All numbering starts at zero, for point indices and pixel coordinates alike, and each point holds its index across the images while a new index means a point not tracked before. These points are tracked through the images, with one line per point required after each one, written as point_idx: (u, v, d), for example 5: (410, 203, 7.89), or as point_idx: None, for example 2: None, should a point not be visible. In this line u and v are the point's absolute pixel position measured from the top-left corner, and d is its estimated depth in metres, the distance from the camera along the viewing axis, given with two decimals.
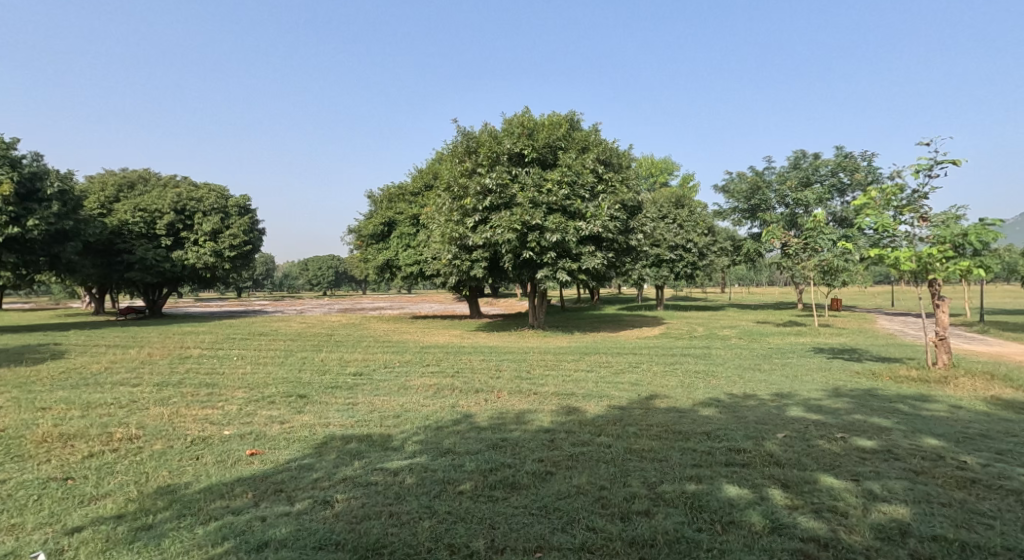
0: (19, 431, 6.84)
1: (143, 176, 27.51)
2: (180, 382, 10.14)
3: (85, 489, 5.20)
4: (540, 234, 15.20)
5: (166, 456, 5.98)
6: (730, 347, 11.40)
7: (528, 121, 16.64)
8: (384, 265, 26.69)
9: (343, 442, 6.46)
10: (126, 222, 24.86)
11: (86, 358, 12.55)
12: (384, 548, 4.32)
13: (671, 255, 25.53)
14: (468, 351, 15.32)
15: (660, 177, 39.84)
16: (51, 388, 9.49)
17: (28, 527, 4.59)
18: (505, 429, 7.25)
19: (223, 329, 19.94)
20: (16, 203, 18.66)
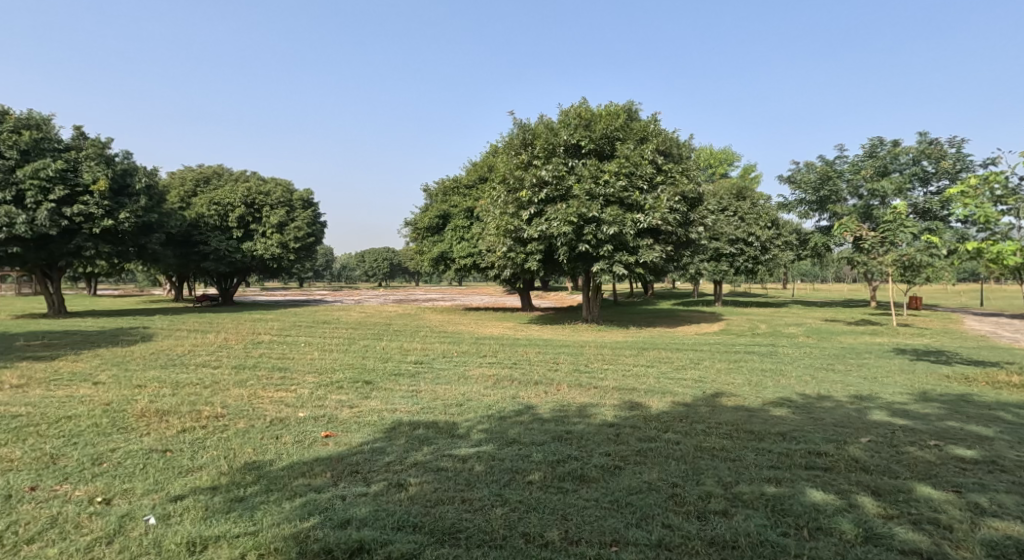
0: (120, 405, 7.28)
1: (217, 171, 28.65)
2: (256, 365, 10.59)
3: (183, 461, 5.48)
4: (597, 226, 15.09)
5: (251, 434, 6.24)
6: (798, 345, 11.05)
7: (585, 112, 16.46)
8: (438, 258, 26.91)
9: (412, 428, 6.60)
10: (202, 214, 26.10)
11: (168, 341, 13.22)
12: (461, 532, 4.40)
13: (731, 250, 24.93)
14: (524, 344, 15.38)
15: (719, 168, 38.89)
16: (142, 367, 10.06)
17: (138, 492, 4.88)
18: (571, 422, 7.26)
19: (290, 317, 20.63)
20: (109, 197, 19.79)
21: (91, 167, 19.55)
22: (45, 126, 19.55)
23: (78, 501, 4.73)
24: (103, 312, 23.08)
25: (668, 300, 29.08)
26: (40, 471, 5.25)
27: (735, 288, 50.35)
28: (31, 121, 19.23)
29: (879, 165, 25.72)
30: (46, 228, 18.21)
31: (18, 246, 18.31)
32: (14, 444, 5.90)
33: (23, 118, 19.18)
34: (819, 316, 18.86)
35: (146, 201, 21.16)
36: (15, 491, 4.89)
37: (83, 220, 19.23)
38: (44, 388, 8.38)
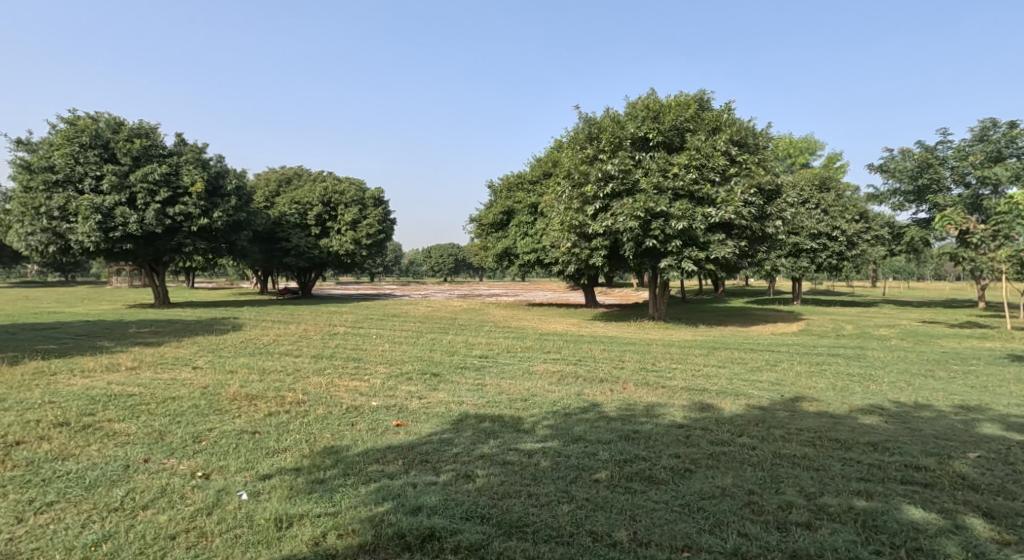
0: (215, 389, 8.02)
1: (298, 172, 29.76)
2: (333, 355, 11.11)
3: (269, 443, 5.91)
4: (664, 221, 14.62)
5: (329, 421, 6.65)
6: (891, 349, 10.29)
7: (654, 103, 15.87)
8: (503, 254, 26.94)
9: (479, 422, 6.69)
10: (284, 213, 27.30)
11: (255, 330, 13.88)
12: (527, 526, 4.42)
13: (813, 245, 23.79)
14: (589, 341, 15.12)
15: (799, 158, 37.35)
16: (233, 354, 10.82)
17: (232, 469, 5.30)
18: (638, 421, 7.11)
19: (363, 310, 21.17)
20: (204, 197, 20.79)
21: (189, 171, 20.56)
22: (153, 134, 20.86)
23: (183, 475, 5.19)
24: (192, 303, 24.40)
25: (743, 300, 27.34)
26: (150, 445, 5.83)
27: (816, 287, 47.98)
28: (142, 130, 20.47)
29: (991, 151, 23.95)
30: (153, 227, 19.48)
31: (128, 244, 19.66)
32: (128, 420, 6.62)
33: (135, 128, 20.50)
34: (916, 318, 17.53)
35: (236, 201, 22.15)
36: (129, 462, 5.42)
37: (183, 219, 20.35)
38: (152, 370, 9.40)
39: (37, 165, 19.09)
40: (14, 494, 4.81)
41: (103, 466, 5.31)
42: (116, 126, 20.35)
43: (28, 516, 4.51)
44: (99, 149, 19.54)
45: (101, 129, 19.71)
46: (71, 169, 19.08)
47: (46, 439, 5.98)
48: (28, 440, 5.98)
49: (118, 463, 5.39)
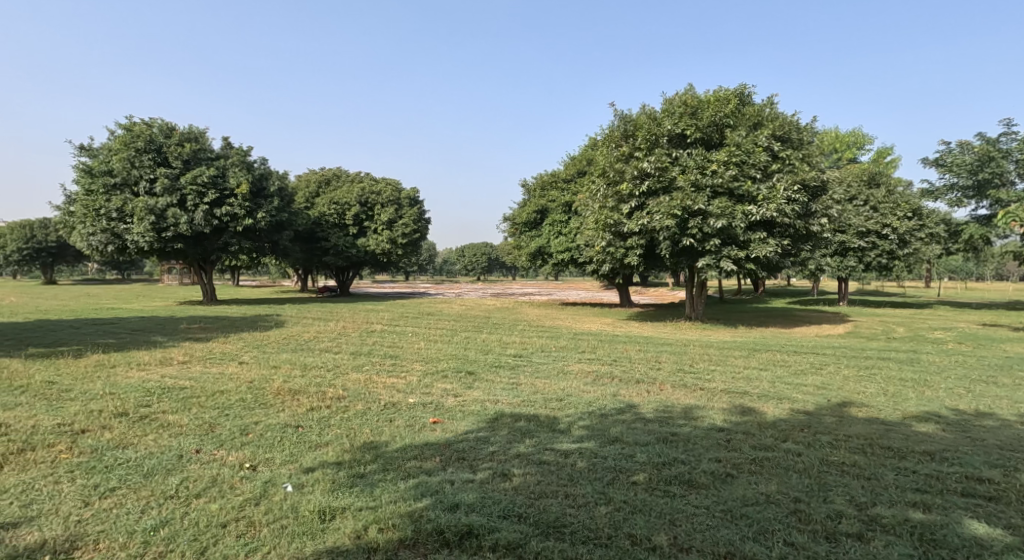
0: (260, 384, 8.62)
1: (337, 173, 30.14)
2: (371, 351, 11.26)
3: (312, 437, 6.42)
4: (703, 219, 14.31)
5: (369, 416, 7.22)
6: (948, 354, 9.85)
7: (692, 99, 15.54)
8: (536, 253, 26.86)
9: (514, 421, 7.16)
10: (323, 213, 27.77)
11: (296, 326, 14.14)
12: (565, 527, 4.70)
13: (860, 243, 23.39)
14: (624, 341, 14.88)
15: (847, 152, 36.43)
16: (276, 350, 11.19)
17: (277, 462, 5.77)
18: (676, 424, 7.10)
19: (399, 308, 21.34)
20: (249, 199, 21.24)
21: (235, 173, 21.08)
22: (201, 139, 21.47)
23: (232, 466, 5.65)
24: (236, 300, 25.04)
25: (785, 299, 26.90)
26: (201, 437, 6.36)
27: (863, 287, 46.51)
28: (192, 134, 21.14)
29: None
30: (203, 227, 19.95)
31: (179, 244, 20.22)
32: (181, 412, 7.21)
33: (185, 133, 21.20)
34: (974, 321, 16.71)
35: (279, 202, 22.56)
36: (182, 452, 5.94)
37: (229, 220, 20.80)
38: (201, 365, 9.82)
39: (98, 169, 19.93)
40: (80, 479, 5.34)
41: (158, 456, 5.83)
42: (169, 131, 21.04)
43: (92, 500, 4.99)
44: (153, 154, 20.22)
45: (155, 134, 20.42)
46: (128, 173, 19.78)
47: (107, 428, 6.58)
48: (91, 428, 6.58)
49: (172, 453, 5.92)
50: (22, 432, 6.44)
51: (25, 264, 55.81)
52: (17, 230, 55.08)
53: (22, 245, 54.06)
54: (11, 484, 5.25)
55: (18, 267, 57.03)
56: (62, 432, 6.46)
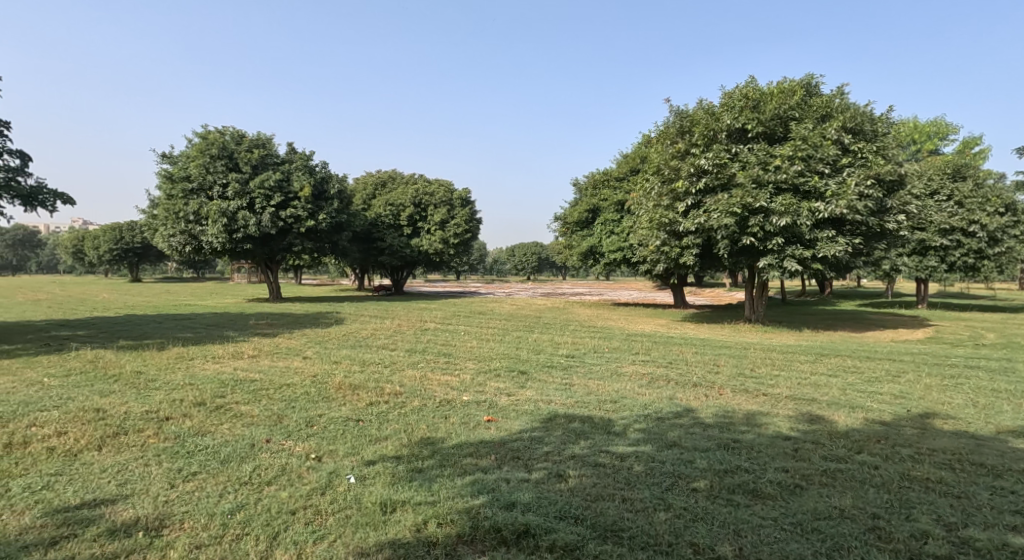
0: (323, 377, 8.79)
1: (392, 175, 30.60)
2: (425, 349, 11.29)
3: (372, 430, 6.62)
4: (764, 217, 13.78)
5: (425, 412, 7.27)
6: None
7: (753, 92, 14.96)
8: (588, 252, 26.54)
9: (568, 420, 7.06)
10: (379, 215, 28.27)
11: (355, 323, 14.36)
12: (623, 531, 4.80)
13: (942, 242, 22.33)
14: (679, 342, 14.49)
15: (927, 143, 34.66)
16: (336, 345, 11.37)
17: (340, 453, 6.01)
18: (737, 431, 6.85)
19: (451, 307, 21.43)
20: (310, 201, 21.73)
21: (299, 176, 21.56)
22: (268, 145, 22.06)
23: (299, 456, 5.96)
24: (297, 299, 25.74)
25: (855, 300, 25.85)
26: (272, 427, 6.67)
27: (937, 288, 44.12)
28: (260, 141, 21.76)
29: None
30: (270, 229, 20.59)
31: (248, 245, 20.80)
32: (253, 403, 7.52)
33: (254, 139, 21.88)
34: None
35: (339, 204, 22.98)
36: (255, 441, 6.28)
37: (293, 221, 21.34)
38: (269, 358, 10.08)
39: (177, 175, 20.73)
40: (166, 463, 5.75)
41: (233, 444, 6.18)
42: (240, 139, 21.79)
43: (177, 484, 5.37)
44: (225, 160, 20.94)
45: (227, 141, 21.18)
46: (204, 178, 20.57)
47: (189, 416, 6.96)
48: (174, 416, 6.99)
49: (245, 442, 6.25)
50: (114, 417, 6.89)
51: (114, 263, 59.10)
52: (107, 230, 58.28)
53: (112, 245, 57.32)
54: (108, 465, 5.69)
55: (107, 266, 60.44)
56: (149, 418, 6.88)
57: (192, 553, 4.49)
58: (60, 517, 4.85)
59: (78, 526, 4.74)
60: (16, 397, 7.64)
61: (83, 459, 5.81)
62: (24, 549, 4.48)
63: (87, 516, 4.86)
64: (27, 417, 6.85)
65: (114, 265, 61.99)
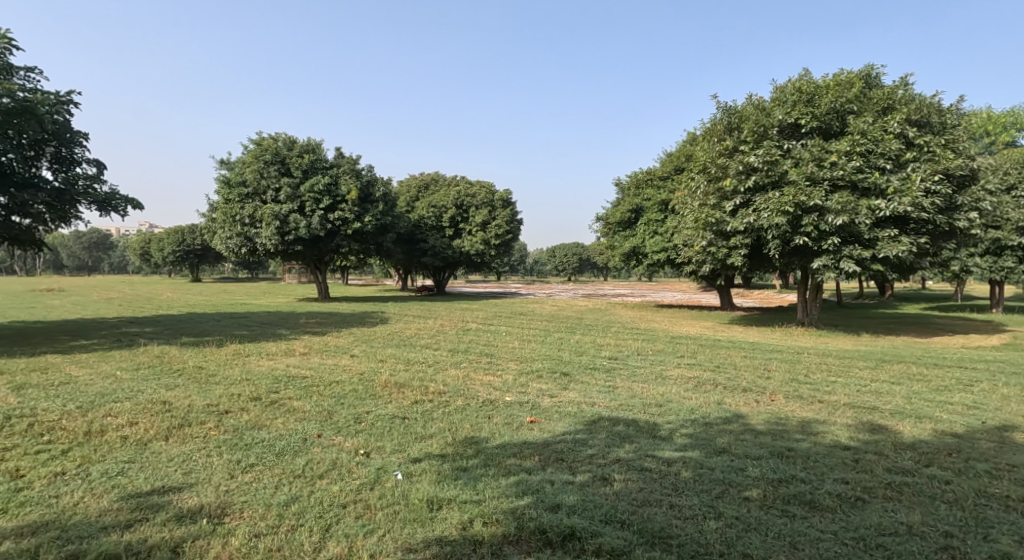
0: (370, 375, 8.78)
1: (435, 177, 30.78)
2: (468, 349, 11.20)
3: (418, 428, 6.54)
4: (819, 216, 13.24)
5: (468, 412, 7.15)
6: None
7: (807, 85, 14.36)
8: (631, 253, 26.12)
9: (613, 423, 6.85)
10: (422, 217, 28.49)
11: (399, 323, 14.39)
12: (672, 538, 4.62)
13: (1016, 242, 21.14)
14: (726, 346, 14.06)
15: (1002, 134, 32.93)
16: (382, 344, 11.40)
17: (387, 450, 5.96)
18: (792, 439, 6.52)
19: (493, 307, 21.37)
20: (358, 204, 21.95)
21: (347, 180, 21.82)
22: (317, 149, 22.38)
23: (349, 451, 5.93)
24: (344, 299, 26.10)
25: (918, 304, 24.67)
26: (322, 423, 6.65)
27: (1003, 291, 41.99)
28: (310, 146, 22.15)
29: None
30: (319, 232, 20.93)
31: (299, 247, 21.19)
32: (305, 399, 7.53)
33: (305, 145, 22.28)
34: None
35: (384, 207, 23.16)
36: (306, 436, 6.27)
37: (340, 223, 21.61)
38: (318, 356, 10.15)
39: (234, 180, 21.39)
40: (226, 454, 5.79)
41: (286, 438, 6.19)
42: (291, 144, 22.21)
43: (237, 474, 5.41)
44: (278, 165, 21.40)
45: (280, 147, 21.63)
46: (258, 183, 21.07)
47: (246, 410, 7.01)
48: (232, 410, 7.05)
49: (297, 436, 6.26)
50: (178, 410, 6.99)
51: (176, 263, 61.31)
52: (171, 232, 60.57)
53: (176, 247, 59.53)
54: (174, 454, 5.78)
55: (170, 266, 62.75)
56: (210, 411, 6.97)
57: (251, 541, 4.50)
58: (133, 501, 4.95)
59: (149, 511, 4.82)
60: (90, 389, 7.86)
61: (153, 448, 5.92)
62: (101, 530, 4.58)
63: (158, 502, 4.94)
64: (101, 407, 7.04)
65: (176, 267, 64.43)
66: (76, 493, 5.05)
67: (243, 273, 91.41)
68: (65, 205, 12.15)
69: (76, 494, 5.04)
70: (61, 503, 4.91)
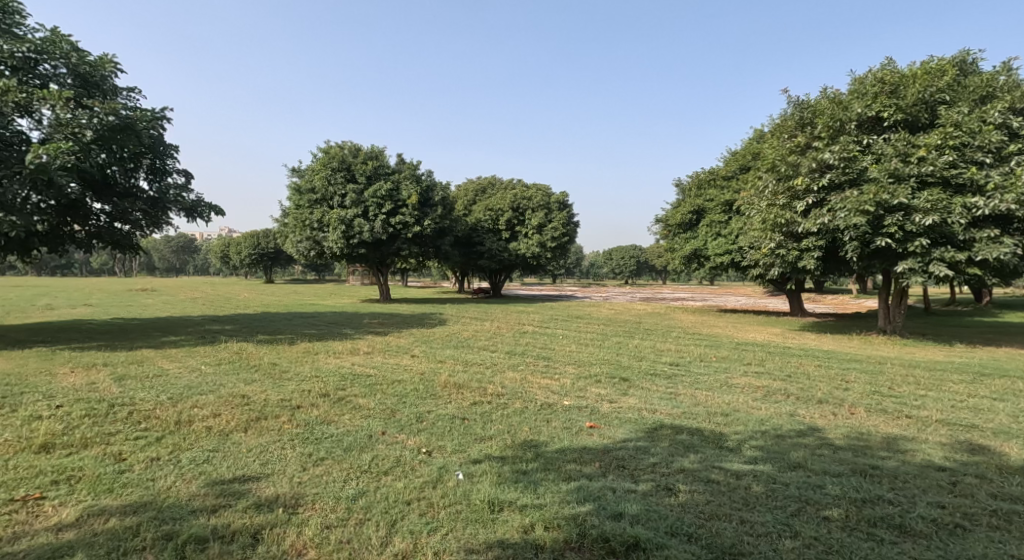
0: (429, 375, 8.58)
1: (492, 180, 30.68)
2: (525, 352, 10.89)
3: (477, 429, 6.26)
4: (905, 215, 12.32)
5: (527, 414, 6.84)
6: None
7: (891, 75, 13.41)
8: (692, 256, 25.26)
9: (675, 432, 6.39)
10: (479, 220, 28.46)
11: (456, 324, 14.22)
12: (743, 556, 4.26)
13: None
14: (798, 353, 13.25)
15: None
16: (440, 345, 11.23)
17: (447, 450, 5.71)
18: (876, 456, 5.90)
19: (551, 310, 21.00)
20: (418, 208, 21.96)
21: (407, 185, 21.91)
22: (378, 155, 22.54)
23: (412, 449, 5.71)
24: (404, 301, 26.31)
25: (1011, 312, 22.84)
26: (386, 420, 6.48)
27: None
28: (374, 152, 22.36)
29: None
30: (381, 236, 21.10)
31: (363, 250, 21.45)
32: (369, 396, 7.40)
33: (369, 152, 22.52)
34: None
35: (443, 211, 23.14)
36: (371, 433, 6.08)
37: (401, 227, 21.71)
38: (380, 355, 10.07)
39: (304, 187, 21.86)
40: (299, 447, 5.66)
41: (352, 434, 6.02)
42: (356, 152, 22.45)
43: (309, 466, 5.28)
44: (344, 172, 21.70)
45: (346, 155, 21.93)
46: (325, 189, 21.42)
47: (315, 406, 6.92)
48: (303, 405, 6.96)
49: (363, 432, 6.08)
50: (256, 403, 6.96)
51: (251, 266, 63.68)
52: (247, 236, 62.97)
53: (252, 250, 61.78)
54: (253, 445, 5.70)
55: (245, 268, 65.23)
56: (283, 405, 6.90)
57: (323, 532, 4.40)
58: (218, 488, 4.92)
59: (232, 497, 4.78)
60: (179, 381, 7.97)
61: (234, 438, 5.87)
62: (190, 514, 4.58)
63: (239, 490, 4.90)
64: (188, 399, 7.08)
65: (250, 269, 66.90)
66: (169, 477, 5.06)
67: (312, 275, 93.96)
68: (159, 213, 12.53)
69: (169, 478, 5.04)
70: (157, 486, 4.92)
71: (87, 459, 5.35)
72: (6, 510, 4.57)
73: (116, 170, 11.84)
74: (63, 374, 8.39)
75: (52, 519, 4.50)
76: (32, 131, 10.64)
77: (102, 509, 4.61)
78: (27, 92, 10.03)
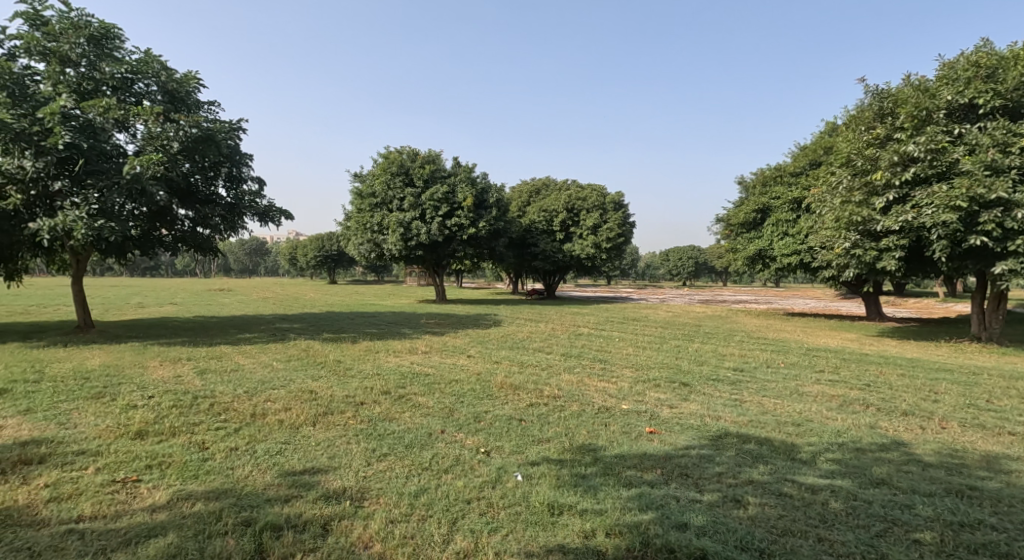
0: (485, 376, 8.32)
1: (546, 181, 30.35)
2: (582, 354, 10.50)
3: (534, 431, 5.95)
4: (1004, 210, 11.31)
5: (584, 418, 6.48)
6: None
7: (988, 58, 12.37)
8: (755, 257, 24.24)
9: (743, 440, 5.90)
10: (533, 221, 28.20)
11: (511, 326, 13.96)
12: None
13: None
14: (877, 361, 12.37)
15: None
16: (496, 346, 10.96)
17: (505, 451, 5.42)
18: (972, 476, 5.27)
19: (609, 312, 20.52)
20: (473, 210, 21.86)
21: (463, 188, 21.78)
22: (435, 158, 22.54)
23: (470, 448, 5.45)
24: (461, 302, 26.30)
25: None
26: (445, 419, 6.24)
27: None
28: (432, 156, 22.37)
29: None
30: (437, 237, 21.07)
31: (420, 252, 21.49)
32: (428, 395, 7.19)
33: (427, 155, 22.55)
34: None
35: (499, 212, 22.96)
36: (430, 431, 5.85)
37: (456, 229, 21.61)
38: (437, 355, 9.89)
39: (365, 192, 22.10)
40: (364, 443, 5.49)
41: (413, 431, 5.80)
42: (414, 155, 22.52)
43: (374, 461, 5.09)
44: (402, 176, 21.81)
45: (404, 159, 22.07)
46: (385, 193, 21.60)
47: (377, 403, 6.75)
48: (367, 401, 6.81)
49: (422, 431, 5.85)
50: (323, 399, 6.85)
51: (316, 267, 65.40)
52: (314, 239, 64.79)
53: (317, 252, 63.49)
54: (321, 439, 5.56)
55: (311, 269, 67.09)
56: (347, 402, 6.76)
57: (388, 527, 4.18)
58: (290, 478, 4.78)
59: (303, 488, 4.63)
60: (254, 376, 7.99)
61: (303, 431, 5.74)
62: (265, 502, 4.44)
63: (309, 481, 4.74)
64: (261, 393, 7.04)
65: (315, 271, 68.75)
66: (247, 466, 4.95)
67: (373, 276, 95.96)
68: (235, 218, 12.81)
69: (247, 468, 4.93)
70: (237, 474, 4.82)
71: (176, 446, 5.31)
72: (108, 490, 4.56)
73: (199, 179, 12.11)
74: (153, 366, 8.58)
75: (147, 500, 4.44)
76: (128, 146, 10.85)
77: (190, 494, 4.53)
78: (125, 108, 10.35)
